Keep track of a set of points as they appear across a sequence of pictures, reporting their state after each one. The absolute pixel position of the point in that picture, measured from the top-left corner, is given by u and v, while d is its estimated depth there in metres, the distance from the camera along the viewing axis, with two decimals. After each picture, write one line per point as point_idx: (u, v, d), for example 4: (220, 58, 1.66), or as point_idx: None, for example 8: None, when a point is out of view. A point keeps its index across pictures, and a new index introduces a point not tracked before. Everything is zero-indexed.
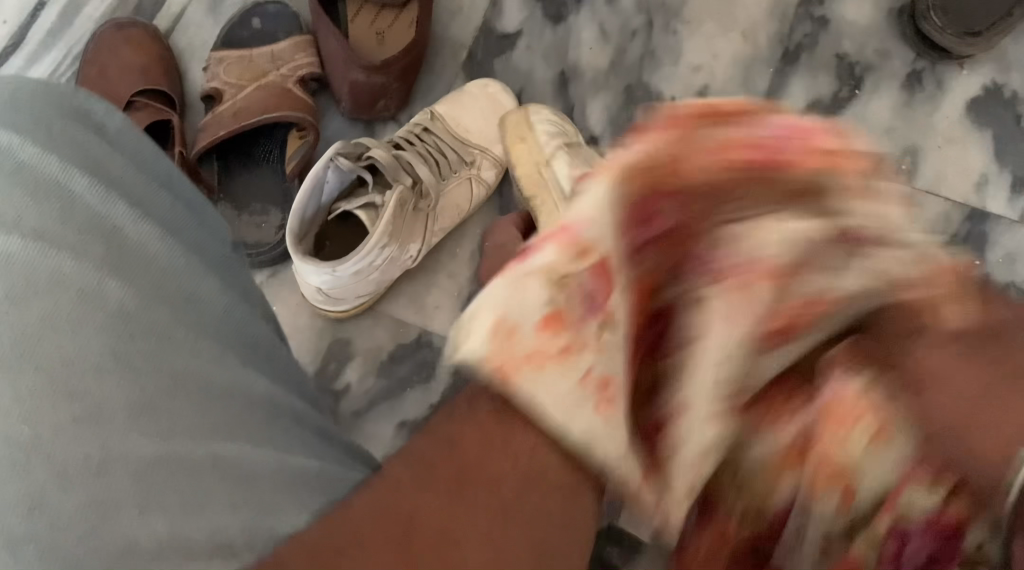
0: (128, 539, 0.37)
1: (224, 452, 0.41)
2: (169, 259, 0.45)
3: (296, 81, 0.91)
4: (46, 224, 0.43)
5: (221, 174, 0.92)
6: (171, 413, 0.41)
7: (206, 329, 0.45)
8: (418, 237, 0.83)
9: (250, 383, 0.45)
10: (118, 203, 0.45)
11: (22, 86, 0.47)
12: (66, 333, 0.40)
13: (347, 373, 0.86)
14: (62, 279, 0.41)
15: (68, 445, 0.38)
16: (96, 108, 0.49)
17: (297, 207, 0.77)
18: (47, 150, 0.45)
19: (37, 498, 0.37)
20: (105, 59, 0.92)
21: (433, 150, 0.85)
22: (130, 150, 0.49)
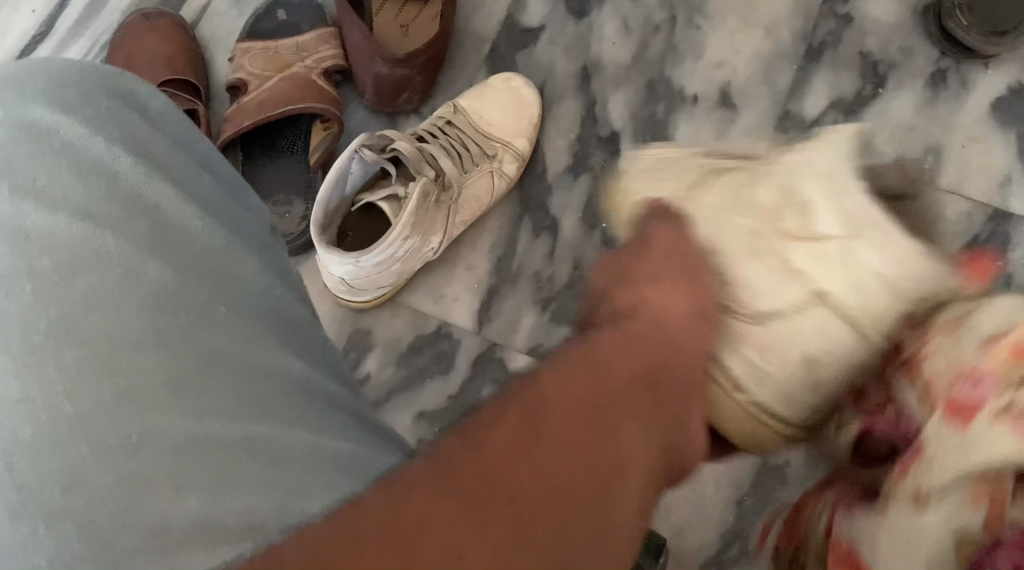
0: (165, 516, 0.37)
1: (260, 433, 0.41)
2: (211, 238, 0.47)
3: (321, 72, 0.91)
4: (93, 203, 0.45)
5: (246, 164, 0.93)
6: (206, 393, 0.41)
7: (242, 309, 0.46)
8: (440, 229, 0.84)
9: (281, 366, 0.45)
10: (158, 182, 0.47)
11: (71, 70, 0.49)
12: (110, 307, 0.42)
13: (366, 361, 0.87)
14: (104, 256, 0.43)
15: (108, 420, 0.39)
16: (137, 91, 0.51)
17: (322, 198, 0.78)
18: (92, 130, 0.47)
19: (77, 472, 0.38)
20: (132, 48, 0.93)
21: (456, 143, 0.86)
22: (173, 131, 0.51)
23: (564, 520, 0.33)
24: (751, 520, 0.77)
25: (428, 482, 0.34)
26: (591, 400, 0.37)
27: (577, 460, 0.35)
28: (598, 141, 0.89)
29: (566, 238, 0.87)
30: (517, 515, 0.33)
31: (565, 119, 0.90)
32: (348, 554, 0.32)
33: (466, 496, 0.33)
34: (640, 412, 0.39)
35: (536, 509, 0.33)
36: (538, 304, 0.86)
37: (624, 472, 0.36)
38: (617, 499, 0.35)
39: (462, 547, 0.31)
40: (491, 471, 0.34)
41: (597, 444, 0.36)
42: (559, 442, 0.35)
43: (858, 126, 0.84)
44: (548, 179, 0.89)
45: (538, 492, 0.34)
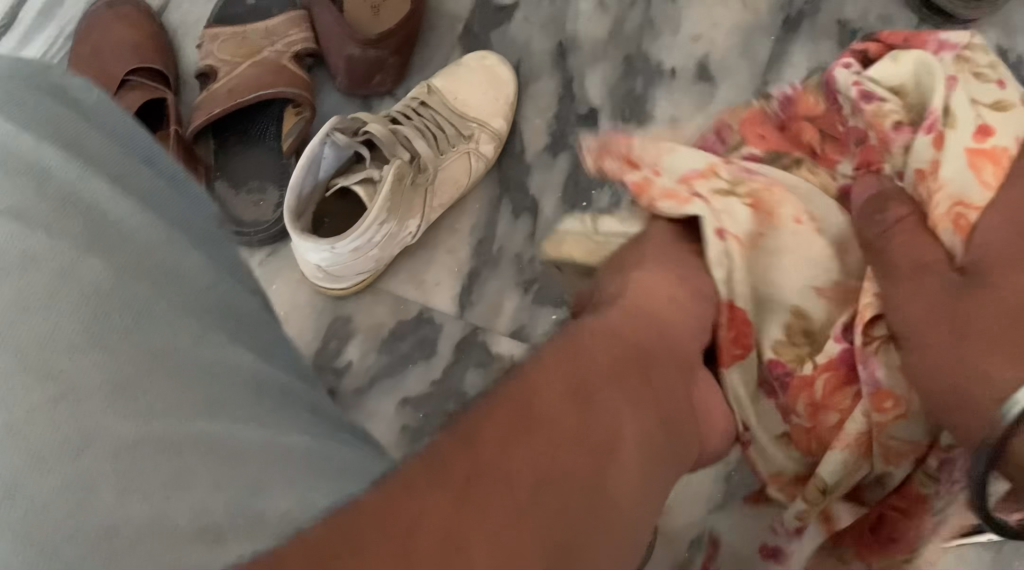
0: (109, 524, 0.36)
1: (207, 430, 0.40)
2: (149, 235, 0.46)
3: (291, 56, 0.89)
4: (22, 203, 0.43)
5: (218, 153, 0.91)
6: (148, 393, 0.40)
7: (186, 303, 0.44)
8: (417, 213, 0.82)
9: (233, 359, 0.44)
10: (92, 181, 0.45)
11: (1, 67, 0.48)
12: (43, 309, 0.40)
13: (348, 350, 0.85)
14: (34, 256, 0.42)
15: (44, 426, 0.38)
16: (70, 87, 0.50)
17: (295, 183, 0.77)
18: (21, 128, 0.45)
19: (14, 482, 0.37)
20: (97, 37, 0.91)
21: (431, 125, 0.84)
22: (112, 125, 0.50)
23: (559, 504, 0.39)
24: None
25: (426, 483, 0.38)
26: (569, 391, 0.45)
27: (583, 456, 0.42)
28: (577, 119, 0.87)
29: (547, 218, 0.86)
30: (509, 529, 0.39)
31: (542, 98, 0.89)
32: (362, 539, 0.35)
33: (467, 506, 0.38)
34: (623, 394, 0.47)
35: (527, 500, 0.39)
36: (520, 287, 0.85)
37: (617, 449, 0.43)
38: (610, 479, 0.42)
39: (464, 537, 0.36)
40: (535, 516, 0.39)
41: (591, 451, 0.42)
42: (545, 443, 0.41)
43: None
44: (527, 159, 0.88)
45: (547, 509, 0.39)
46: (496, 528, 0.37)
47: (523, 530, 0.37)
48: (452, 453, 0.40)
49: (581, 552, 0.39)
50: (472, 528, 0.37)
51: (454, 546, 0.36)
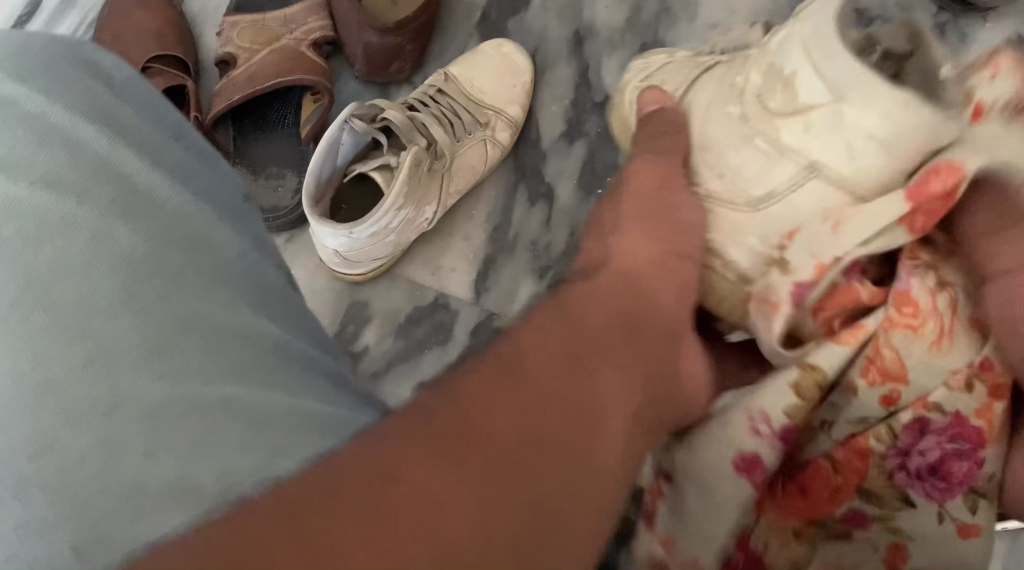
0: (137, 479, 0.37)
1: (236, 395, 0.41)
2: (180, 205, 0.46)
3: (309, 44, 0.90)
4: (57, 169, 0.44)
5: (237, 139, 0.92)
6: (180, 353, 0.41)
7: (216, 272, 0.45)
8: (434, 199, 0.83)
9: (263, 326, 0.45)
10: (125, 150, 0.46)
11: (27, 42, 0.49)
12: (78, 273, 0.42)
13: (364, 334, 0.86)
14: (70, 221, 0.43)
15: (79, 385, 0.39)
16: (101, 61, 0.50)
17: (313, 168, 0.78)
18: (56, 96, 0.46)
19: (47, 440, 0.38)
20: (119, 25, 0.92)
21: (448, 112, 0.84)
22: (139, 97, 0.50)
23: (524, 465, 0.38)
24: None
25: (403, 439, 0.38)
26: (552, 357, 0.44)
27: (555, 426, 0.40)
28: (593, 106, 0.88)
29: (563, 204, 0.86)
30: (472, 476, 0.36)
31: (559, 85, 0.89)
32: (325, 502, 0.34)
33: (447, 454, 0.37)
34: (603, 369, 0.45)
35: (503, 452, 0.38)
36: (535, 273, 0.85)
37: (585, 424, 0.41)
38: (572, 454, 0.40)
39: (431, 482, 0.36)
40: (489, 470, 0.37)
41: (565, 425, 0.41)
42: (515, 409, 0.40)
43: None
44: (543, 147, 0.89)
45: (520, 463, 0.38)
46: (471, 471, 0.37)
47: (502, 471, 0.37)
48: (430, 402, 0.40)
49: (556, 508, 0.38)
50: (450, 477, 0.36)
51: (434, 502, 0.35)
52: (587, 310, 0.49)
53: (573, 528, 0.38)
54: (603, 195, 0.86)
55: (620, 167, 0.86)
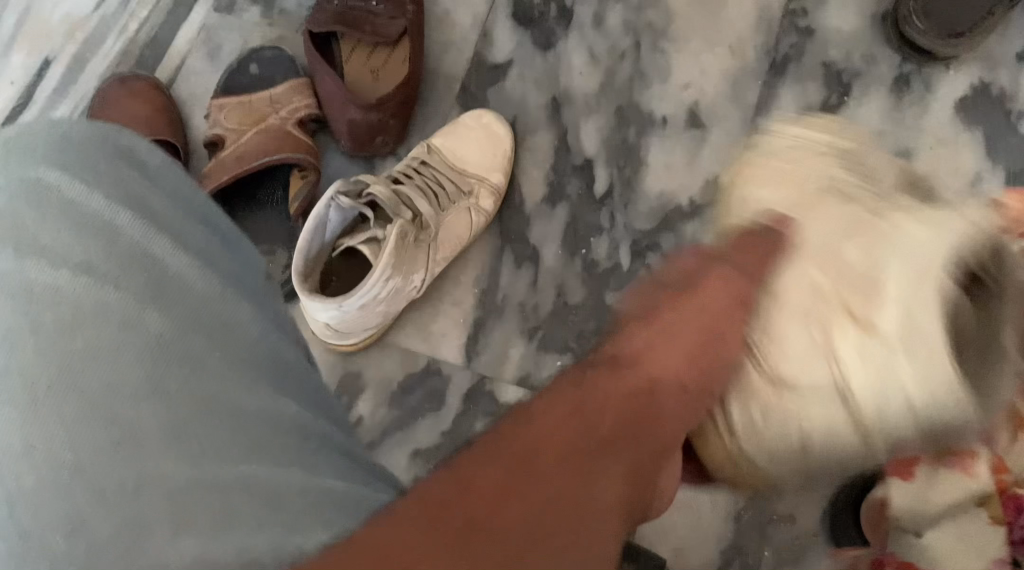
0: (157, 559, 0.39)
1: (252, 473, 0.43)
2: (207, 286, 0.49)
3: (295, 123, 0.93)
4: (93, 259, 0.47)
5: (227, 218, 0.94)
6: (200, 436, 0.43)
7: (238, 354, 0.47)
8: (422, 267, 0.84)
9: (276, 407, 0.47)
10: (159, 239, 0.49)
11: (72, 129, 0.51)
12: (108, 357, 0.44)
13: (359, 405, 0.87)
14: (104, 309, 0.45)
15: (108, 468, 0.42)
16: (136, 148, 0.53)
17: (302, 245, 0.79)
18: (93, 189, 0.49)
19: (79, 518, 0.41)
20: (110, 111, 0.95)
21: (431, 183, 0.87)
22: (170, 188, 0.52)
23: (520, 522, 0.36)
24: (750, 536, 0.76)
25: (410, 517, 0.36)
26: (597, 437, 0.41)
27: (602, 495, 0.39)
28: (573, 169, 0.90)
29: (548, 266, 0.88)
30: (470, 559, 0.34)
31: (539, 150, 0.91)
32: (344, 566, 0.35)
33: (444, 528, 0.35)
34: (621, 452, 0.41)
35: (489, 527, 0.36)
36: (525, 335, 0.87)
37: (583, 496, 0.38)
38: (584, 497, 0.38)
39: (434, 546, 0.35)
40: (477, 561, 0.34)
41: (591, 510, 0.38)
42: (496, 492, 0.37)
43: None
44: (527, 211, 0.91)
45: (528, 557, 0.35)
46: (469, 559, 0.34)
47: (513, 554, 0.35)
48: (439, 478, 0.38)
49: None
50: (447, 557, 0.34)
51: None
52: (600, 395, 0.44)
53: None
54: (587, 254, 0.88)
55: (603, 227, 0.88)
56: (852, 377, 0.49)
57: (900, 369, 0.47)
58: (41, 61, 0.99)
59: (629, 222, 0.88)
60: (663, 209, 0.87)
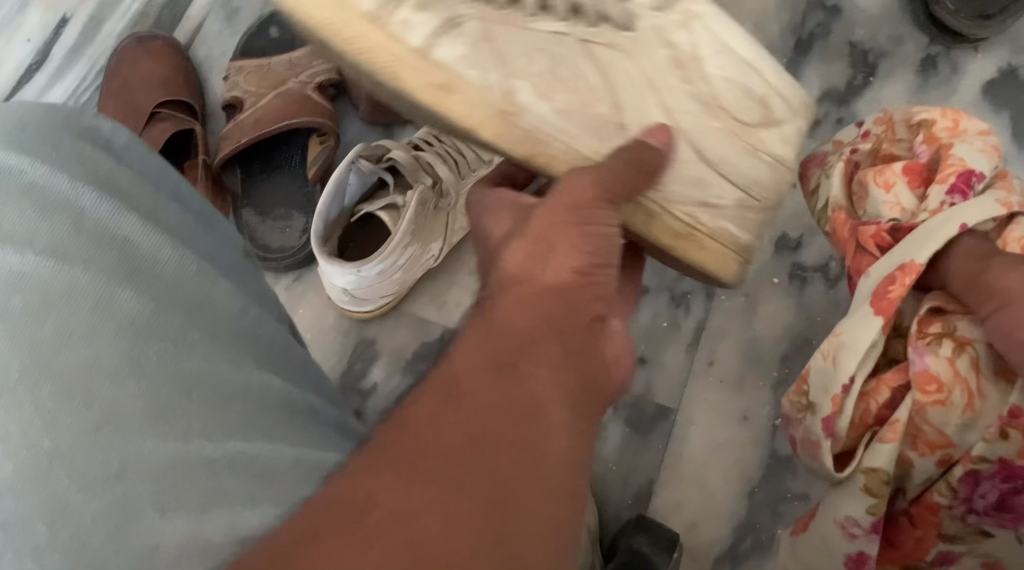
0: (149, 540, 0.38)
1: (241, 450, 0.41)
2: (180, 265, 0.46)
3: (314, 87, 0.92)
4: (57, 241, 0.44)
5: (244, 181, 0.94)
6: (185, 415, 0.41)
7: (217, 334, 0.45)
8: (440, 236, 0.84)
9: (269, 381, 0.45)
10: (127, 216, 0.46)
11: (27, 118, 0.49)
12: (79, 343, 0.41)
13: (373, 371, 0.87)
14: (72, 291, 0.42)
15: (87, 452, 0.39)
16: (101, 128, 0.51)
17: (321, 209, 0.79)
18: (56, 170, 0.46)
19: (62, 505, 0.38)
20: (126, 72, 0.94)
21: (452, 150, 0.85)
22: (138, 167, 0.51)
23: (489, 454, 0.37)
24: (762, 513, 0.76)
25: (365, 470, 0.37)
26: (496, 356, 0.41)
27: (512, 402, 0.39)
28: None
29: None
30: (442, 471, 0.36)
31: None
32: (307, 543, 0.34)
33: (408, 481, 0.36)
34: (557, 344, 0.43)
35: (458, 458, 0.37)
36: None
37: (542, 408, 0.40)
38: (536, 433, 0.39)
39: (406, 508, 0.35)
40: (443, 475, 0.36)
41: (529, 413, 0.39)
42: (451, 427, 0.38)
43: (851, 116, 0.84)
44: None
45: (489, 480, 0.37)
46: (446, 498, 0.35)
47: (471, 478, 0.36)
48: (365, 468, 0.37)
49: (526, 515, 0.37)
50: (413, 502, 0.35)
51: (395, 524, 0.34)
52: (513, 304, 0.44)
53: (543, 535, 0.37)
54: None
55: None
56: (734, 112, 0.56)
57: (776, 115, 0.57)
58: (59, 19, 0.98)
59: None
60: None
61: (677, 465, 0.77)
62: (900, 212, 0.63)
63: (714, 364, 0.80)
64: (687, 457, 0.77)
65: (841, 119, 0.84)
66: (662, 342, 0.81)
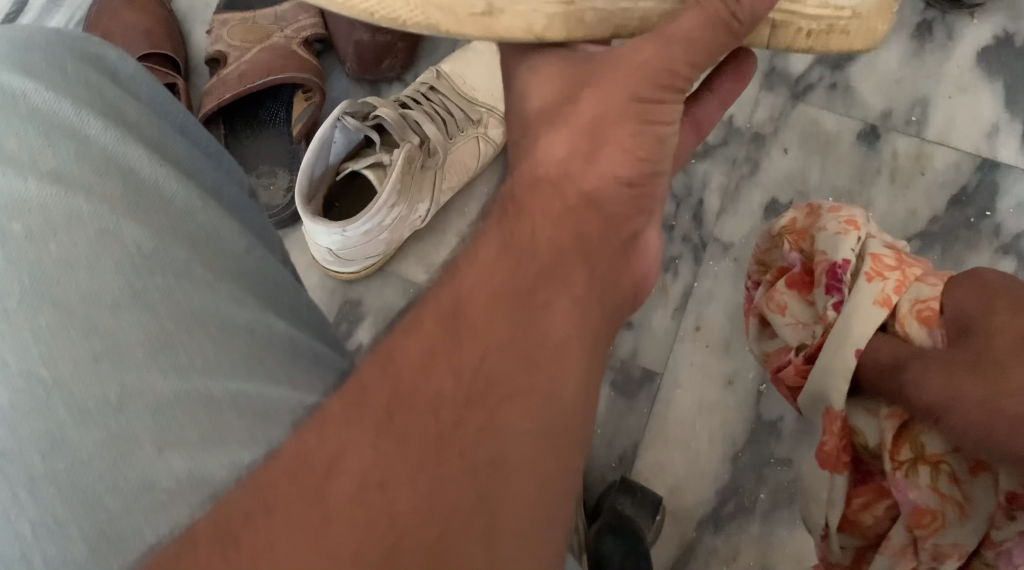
0: (147, 475, 0.37)
1: (242, 389, 0.40)
2: (186, 200, 0.44)
3: (300, 42, 0.90)
4: (64, 165, 0.42)
5: (228, 137, 0.92)
6: (188, 349, 0.40)
7: (225, 270, 0.44)
8: (427, 196, 0.82)
9: (271, 323, 0.44)
10: (133, 145, 0.44)
11: (33, 35, 0.47)
12: (83, 269, 0.40)
13: (358, 332, 0.86)
14: (77, 216, 0.41)
15: (87, 382, 0.38)
16: (107, 56, 0.49)
17: (305, 168, 0.77)
18: (62, 94, 0.44)
19: (56, 436, 0.38)
20: (107, 23, 0.92)
21: (440, 109, 0.85)
22: (147, 97, 0.49)
23: (488, 412, 0.35)
24: (747, 476, 0.75)
25: (344, 415, 0.34)
26: (509, 286, 0.38)
27: (506, 365, 0.36)
28: None
29: None
30: (434, 429, 0.33)
31: None
32: (264, 510, 0.32)
33: (389, 437, 0.33)
34: (572, 285, 0.40)
35: (454, 413, 0.34)
36: None
37: (562, 353, 0.38)
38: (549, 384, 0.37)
39: (384, 471, 0.32)
40: (433, 443, 0.33)
41: (531, 361, 0.37)
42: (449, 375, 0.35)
43: (844, 80, 0.81)
44: None
45: (480, 456, 0.33)
46: (433, 475, 0.32)
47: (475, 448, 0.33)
48: (361, 407, 0.34)
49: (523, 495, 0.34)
50: (399, 473, 0.32)
51: (375, 489, 0.32)
52: (534, 223, 0.41)
53: (546, 512, 0.34)
54: None
55: None
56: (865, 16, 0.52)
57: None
58: None
59: None
60: None
61: (666, 433, 0.76)
62: (803, 329, 0.66)
63: (702, 328, 0.78)
64: (675, 420, 0.76)
65: (834, 84, 0.81)
66: (650, 306, 0.79)
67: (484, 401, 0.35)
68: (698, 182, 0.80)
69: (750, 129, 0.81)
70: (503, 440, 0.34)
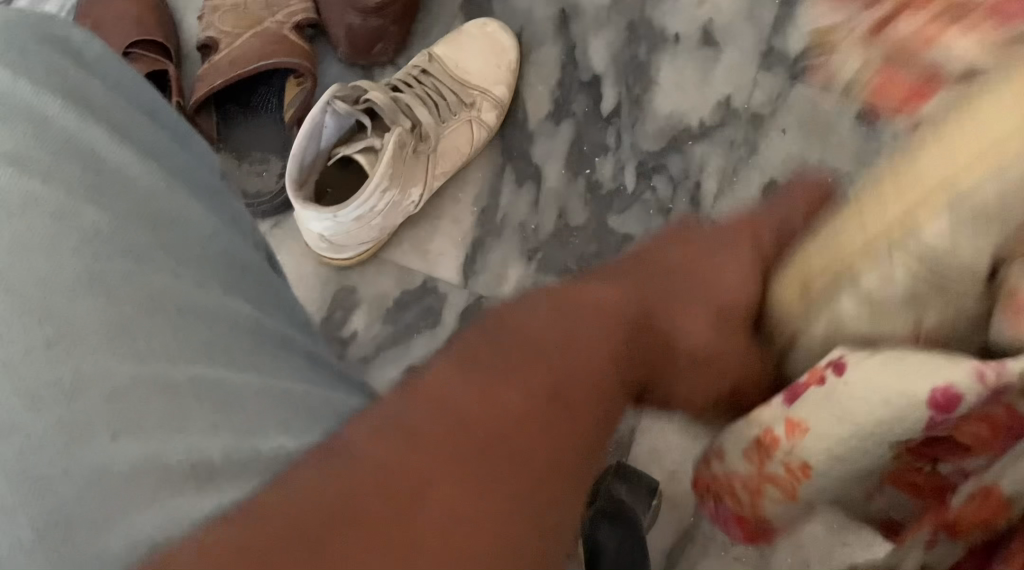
0: (100, 461, 0.36)
1: (203, 374, 0.39)
2: (150, 181, 0.45)
3: (292, 27, 0.89)
4: (21, 146, 0.42)
5: (221, 125, 0.91)
6: (146, 335, 0.39)
7: (191, 253, 0.43)
8: (420, 181, 0.81)
9: (236, 307, 0.43)
10: (94, 128, 0.45)
11: (1, 19, 0.47)
12: (40, 253, 0.40)
13: (352, 320, 0.85)
14: (33, 200, 0.41)
15: (42, 367, 0.37)
16: (73, 38, 0.49)
17: (296, 151, 0.76)
18: (21, 76, 0.45)
19: (10, 422, 0.36)
20: (99, 11, 0.91)
21: (432, 92, 0.84)
22: (110, 79, 0.49)
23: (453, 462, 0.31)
24: None
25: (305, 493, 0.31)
26: (486, 353, 0.35)
27: (449, 443, 0.31)
28: (580, 86, 0.86)
29: (548, 187, 0.85)
30: (386, 490, 0.30)
31: (545, 65, 0.88)
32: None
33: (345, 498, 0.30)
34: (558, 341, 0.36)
35: (413, 471, 0.30)
36: (524, 255, 0.84)
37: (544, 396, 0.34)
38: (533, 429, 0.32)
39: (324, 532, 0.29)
40: (382, 501, 0.30)
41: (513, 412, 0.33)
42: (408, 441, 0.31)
43: None
44: (529, 128, 0.87)
45: (435, 503, 0.30)
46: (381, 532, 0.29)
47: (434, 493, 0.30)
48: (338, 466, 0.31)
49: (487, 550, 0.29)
50: (347, 522, 0.29)
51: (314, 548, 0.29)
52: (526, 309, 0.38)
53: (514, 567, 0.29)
54: (591, 175, 0.84)
55: (608, 147, 0.84)
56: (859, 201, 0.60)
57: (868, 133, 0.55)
58: None
59: (636, 142, 0.83)
60: (672, 130, 0.82)
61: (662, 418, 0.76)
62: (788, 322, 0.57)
63: None
64: None
65: None
66: None
67: (452, 442, 0.31)
68: (696, 164, 0.81)
69: (748, 110, 0.80)
70: (463, 483, 0.30)
